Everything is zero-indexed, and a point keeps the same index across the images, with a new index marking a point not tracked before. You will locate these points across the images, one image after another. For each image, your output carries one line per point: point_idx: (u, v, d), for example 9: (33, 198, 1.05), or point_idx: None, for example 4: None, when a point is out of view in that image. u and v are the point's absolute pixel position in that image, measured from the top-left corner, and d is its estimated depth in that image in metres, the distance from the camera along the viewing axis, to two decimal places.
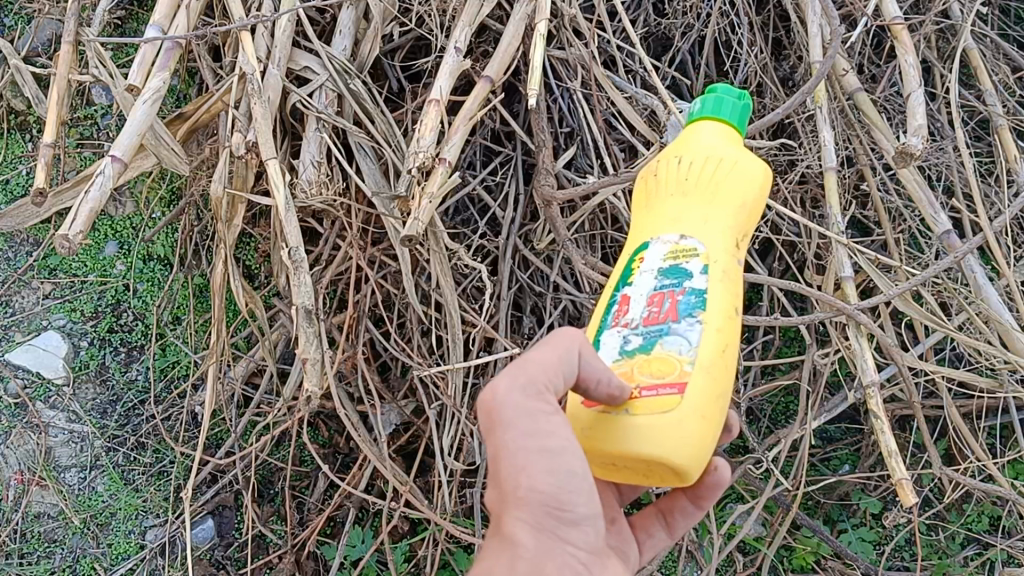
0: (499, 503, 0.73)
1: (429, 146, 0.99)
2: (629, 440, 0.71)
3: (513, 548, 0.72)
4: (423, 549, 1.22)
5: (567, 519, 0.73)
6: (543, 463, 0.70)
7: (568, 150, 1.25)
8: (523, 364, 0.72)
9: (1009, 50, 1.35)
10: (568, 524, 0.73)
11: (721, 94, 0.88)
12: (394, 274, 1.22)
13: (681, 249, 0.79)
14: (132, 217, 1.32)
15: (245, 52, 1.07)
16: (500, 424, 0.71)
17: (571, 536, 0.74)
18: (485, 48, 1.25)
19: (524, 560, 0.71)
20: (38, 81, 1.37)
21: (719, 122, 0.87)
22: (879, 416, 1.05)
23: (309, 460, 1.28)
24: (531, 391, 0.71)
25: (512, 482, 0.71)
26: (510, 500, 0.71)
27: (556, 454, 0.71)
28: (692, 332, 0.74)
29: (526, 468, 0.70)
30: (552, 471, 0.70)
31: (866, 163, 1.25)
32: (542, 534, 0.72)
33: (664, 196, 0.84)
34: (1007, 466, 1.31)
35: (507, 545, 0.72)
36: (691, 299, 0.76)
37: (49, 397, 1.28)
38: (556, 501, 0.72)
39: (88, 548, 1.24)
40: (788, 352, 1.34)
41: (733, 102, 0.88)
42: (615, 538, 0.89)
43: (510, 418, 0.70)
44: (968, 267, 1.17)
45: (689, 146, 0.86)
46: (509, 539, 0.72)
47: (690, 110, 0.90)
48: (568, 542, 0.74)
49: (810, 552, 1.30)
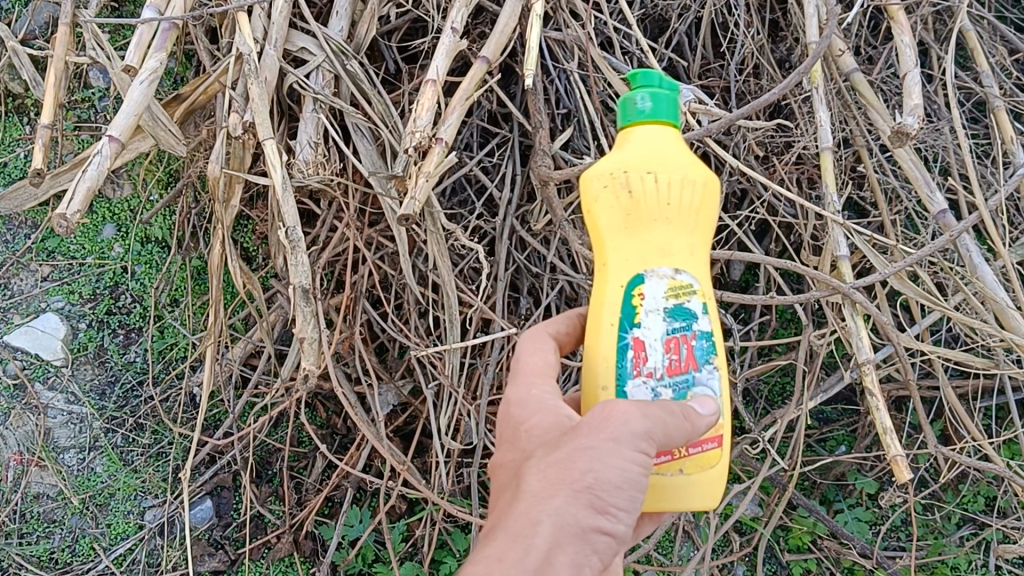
0: (543, 489, 0.72)
1: (426, 126, 0.98)
2: (684, 495, 0.81)
3: (532, 531, 0.69)
4: (421, 529, 1.23)
5: (599, 531, 0.72)
6: (615, 477, 0.72)
7: (565, 131, 1.25)
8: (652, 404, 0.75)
9: (1006, 32, 1.35)
10: (599, 536, 0.72)
11: (669, 89, 0.83)
12: (391, 255, 1.22)
13: (679, 285, 0.81)
14: (130, 199, 1.32)
15: (243, 33, 1.06)
16: (600, 427, 0.73)
17: (595, 547, 0.71)
18: (482, 29, 1.25)
19: (538, 547, 0.69)
20: (36, 63, 1.37)
21: (670, 126, 0.83)
22: (874, 393, 1.06)
23: (306, 441, 1.29)
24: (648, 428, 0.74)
25: (576, 476, 0.71)
26: (558, 488, 0.71)
27: (629, 476, 0.72)
28: (712, 379, 0.81)
29: (598, 469, 0.71)
30: (617, 485, 0.72)
31: (863, 144, 1.25)
32: (572, 532, 0.70)
33: (644, 221, 0.82)
34: (1003, 447, 1.31)
35: (527, 524, 0.70)
36: (702, 343, 0.81)
37: (48, 378, 1.28)
38: (601, 508, 0.71)
39: (87, 528, 1.25)
40: (785, 333, 1.35)
41: (674, 94, 0.83)
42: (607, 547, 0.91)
43: (614, 428, 0.73)
44: (963, 246, 1.16)
45: (655, 154, 0.81)
46: (530, 522, 0.70)
47: (627, 101, 0.83)
48: (589, 552, 0.71)
49: (806, 532, 1.30)
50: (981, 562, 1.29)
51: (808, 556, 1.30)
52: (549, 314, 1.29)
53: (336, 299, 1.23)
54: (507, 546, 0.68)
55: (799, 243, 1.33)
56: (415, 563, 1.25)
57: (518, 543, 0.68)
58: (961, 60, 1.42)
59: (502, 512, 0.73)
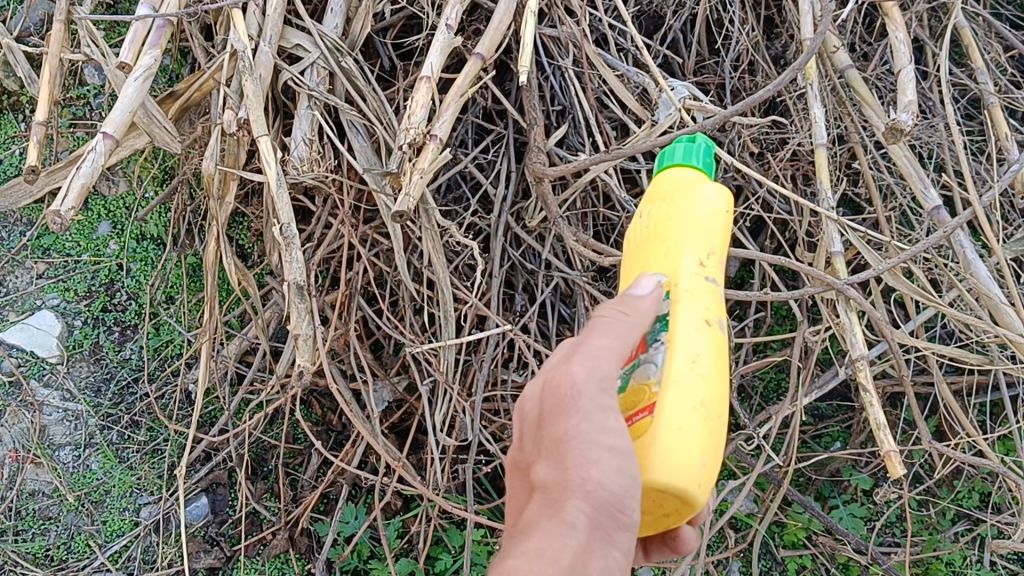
0: (559, 488, 0.74)
1: (421, 122, 0.97)
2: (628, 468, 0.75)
3: (565, 530, 0.73)
4: (416, 525, 1.24)
5: (626, 528, 0.73)
6: (613, 461, 0.72)
7: (560, 128, 1.25)
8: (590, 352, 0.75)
9: (1001, 28, 1.35)
10: (624, 530, 0.73)
11: (671, 143, 0.88)
12: (386, 252, 1.23)
13: (649, 287, 0.83)
14: (125, 196, 1.32)
15: (237, 29, 1.06)
16: (571, 411, 0.74)
17: (621, 543, 0.74)
18: (476, 26, 1.25)
19: (571, 548, 0.72)
20: (31, 61, 1.37)
21: (680, 168, 0.87)
22: (867, 389, 1.07)
23: (302, 438, 1.29)
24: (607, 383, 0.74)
25: (580, 474, 0.73)
26: (571, 489, 0.73)
27: (624, 455, 0.73)
28: (658, 353, 0.78)
29: (597, 462, 0.72)
30: (619, 470, 0.72)
31: (858, 141, 1.25)
32: (596, 528, 0.73)
33: (638, 252, 0.87)
34: (997, 443, 1.32)
35: (560, 528, 0.73)
36: (657, 326, 0.79)
37: (43, 375, 1.29)
38: (618, 504, 0.72)
39: (83, 525, 1.25)
40: (780, 330, 1.35)
41: (682, 144, 0.88)
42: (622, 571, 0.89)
43: (582, 406, 0.74)
44: (957, 242, 1.16)
45: (650, 197, 0.88)
46: (563, 524, 0.73)
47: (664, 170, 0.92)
48: (619, 550, 0.74)
49: (802, 528, 1.31)
50: (976, 557, 1.30)
51: (803, 552, 1.31)
52: (544, 310, 1.29)
53: (330, 296, 1.23)
54: (542, 545, 0.73)
55: (793, 240, 1.33)
56: (410, 559, 1.25)
57: (553, 544, 0.72)
58: (956, 56, 1.42)
59: (535, 512, 0.76)
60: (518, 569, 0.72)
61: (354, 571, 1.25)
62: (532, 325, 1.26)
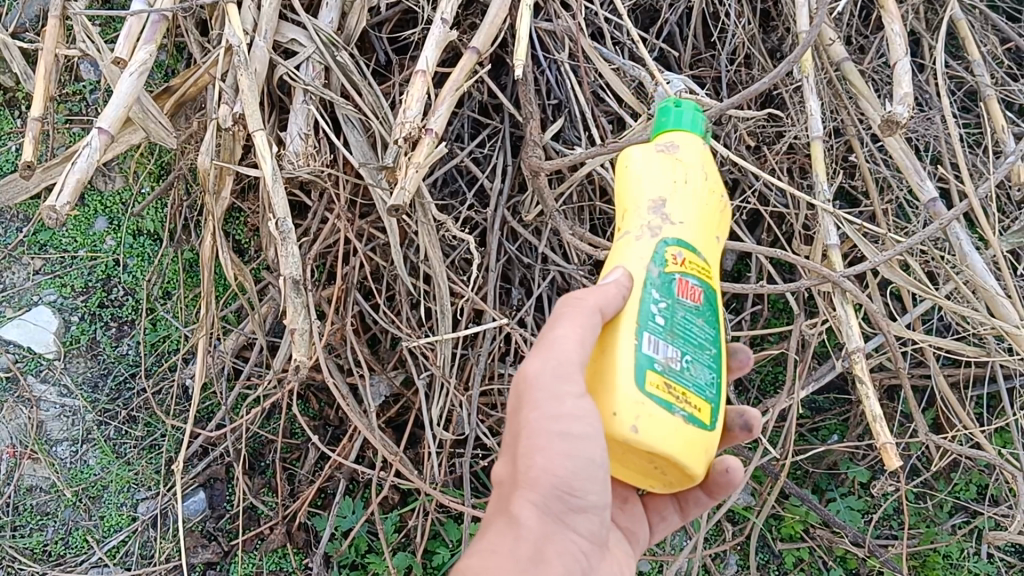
0: (511, 481, 0.80)
1: (416, 117, 0.97)
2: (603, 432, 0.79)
3: (515, 524, 0.79)
4: (413, 519, 1.24)
5: (575, 506, 0.81)
6: (564, 445, 0.76)
7: (556, 122, 1.25)
8: (552, 341, 0.78)
9: (998, 21, 1.34)
10: (577, 509, 0.80)
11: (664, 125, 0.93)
12: (382, 247, 1.23)
13: None
14: (122, 192, 1.33)
15: (231, 24, 1.06)
16: (528, 404, 0.79)
17: (576, 522, 0.82)
18: (472, 20, 1.25)
19: (524, 539, 0.78)
20: (26, 56, 1.37)
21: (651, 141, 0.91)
22: (864, 381, 1.06)
23: (299, 433, 1.29)
24: (559, 372, 0.77)
25: (529, 464, 0.78)
26: (522, 481, 0.79)
27: (579, 438, 0.76)
28: None
29: (544, 450, 0.78)
30: (569, 454, 0.77)
31: (854, 133, 1.26)
32: (548, 515, 0.80)
33: None
34: (994, 435, 1.33)
35: (511, 524, 0.79)
36: None
37: (40, 371, 1.29)
38: (568, 486, 0.79)
39: (81, 520, 1.25)
40: (777, 323, 1.35)
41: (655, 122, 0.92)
42: (626, 517, 0.97)
43: (539, 399, 0.78)
44: (952, 234, 1.15)
45: None
46: (513, 518, 0.79)
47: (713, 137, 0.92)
48: (572, 529, 0.82)
49: (799, 521, 1.31)
50: (973, 550, 1.31)
51: (802, 545, 1.31)
52: (541, 304, 1.29)
53: (327, 290, 1.23)
54: (497, 543, 0.78)
55: (790, 233, 1.33)
56: (408, 553, 1.25)
57: (503, 539, 0.78)
58: (952, 49, 1.42)
59: (488, 515, 0.82)
60: (474, 568, 0.77)
61: (352, 566, 1.25)
62: (529, 320, 1.26)
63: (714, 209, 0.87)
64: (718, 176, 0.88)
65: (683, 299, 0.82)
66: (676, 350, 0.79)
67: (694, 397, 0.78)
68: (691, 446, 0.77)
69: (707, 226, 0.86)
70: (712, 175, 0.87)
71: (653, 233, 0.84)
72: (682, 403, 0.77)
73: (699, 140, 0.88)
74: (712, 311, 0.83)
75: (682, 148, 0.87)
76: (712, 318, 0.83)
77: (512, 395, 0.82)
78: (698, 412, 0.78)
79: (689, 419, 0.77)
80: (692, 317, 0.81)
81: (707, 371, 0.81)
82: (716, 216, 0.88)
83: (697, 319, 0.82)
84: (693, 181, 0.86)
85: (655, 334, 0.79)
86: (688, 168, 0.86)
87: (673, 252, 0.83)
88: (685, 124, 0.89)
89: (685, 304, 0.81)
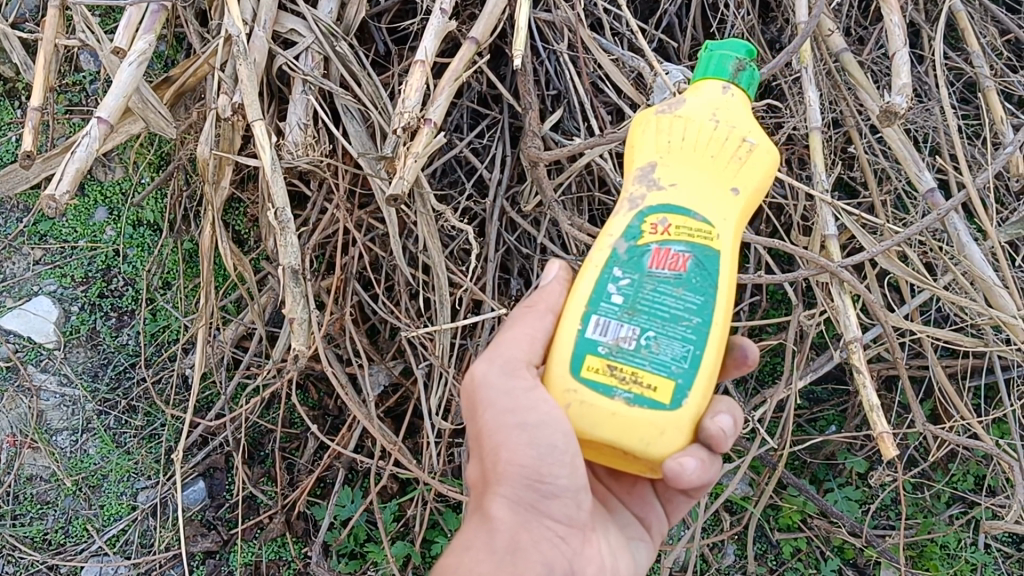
0: (484, 480, 0.86)
1: (415, 106, 0.97)
2: None
3: (489, 520, 0.84)
4: (412, 508, 1.25)
5: (550, 492, 0.84)
6: (525, 438, 0.81)
7: (556, 113, 1.21)
8: (499, 344, 0.84)
9: (998, 12, 1.34)
10: (553, 493, 0.84)
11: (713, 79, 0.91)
12: (382, 237, 1.23)
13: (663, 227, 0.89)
14: (121, 182, 1.32)
15: (230, 15, 1.05)
16: (483, 405, 0.84)
17: (554, 507, 0.85)
18: (472, 10, 1.24)
19: (500, 533, 0.84)
20: (27, 47, 1.37)
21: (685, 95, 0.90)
22: (861, 370, 1.06)
23: (299, 423, 1.30)
24: (507, 369, 0.82)
25: (496, 460, 0.83)
26: (492, 476, 0.84)
27: (536, 427, 0.80)
28: None
29: (508, 444, 0.82)
30: (532, 444, 0.81)
31: (853, 125, 1.26)
32: (520, 505, 0.84)
33: None
34: (992, 426, 1.34)
35: (486, 521, 0.85)
36: None
37: (40, 361, 1.29)
38: (536, 474, 0.83)
39: (81, 509, 1.26)
40: (776, 313, 1.36)
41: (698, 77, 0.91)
42: (638, 501, 0.98)
43: (491, 398, 0.83)
44: (951, 224, 1.15)
45: None
46: (488, 515, 0.84)
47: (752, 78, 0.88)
48: (549, 517, 0.86)
49: (796, 511, 1.32)
50: (970, 540, 1.31)
51: (798, 535, 1.31)
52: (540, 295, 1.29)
53: (326, 281, 1.23)
54: (472, 540, 0.84)
55: (789, 224, 1.33)
56: (406, 542, 1.26)
57: (478, 536, 0.84)
58: (952, 41, 1.42)
59: (470, 511, 0.88)
60: (452, 566, 0.84)
61: (350, 555, 1.26)
62: None
63: (721, 162, 0.84)
64: (732, 124, 0.85)
65: (656, 271, 0.80)
66: (631, 327, 0.78)
67: (648, 376, 0.77)
68: (636, 428, 0.77)
69: (710, 182, 0.83)
70: (722, 126, 0.84)
71: (637, 202, 0.83)
72: (626, 384, 0.77)
73: (717, 86, 0.87)
74: (701, 277, 0.80)
75: (687, 104, 0.86)
76: (700, 285, 0.80)
77: (465, 399, 0.87)
78: (652, 392, 0.77)
79: (633, 401, 0.77)
80: (666, 289, 0.79)
81: (678, 344, 0.78)
82: (727, 169, 0.84)
83: (674, 290, 0.79)
84: (691, 137, 0.85)
85: (606, 315, 0.79)
86: (688, 124, 0.85)
87: (651, 221, 0.82)
88: (711, 69, 0.88)
89: (658, 275, 0.80)
